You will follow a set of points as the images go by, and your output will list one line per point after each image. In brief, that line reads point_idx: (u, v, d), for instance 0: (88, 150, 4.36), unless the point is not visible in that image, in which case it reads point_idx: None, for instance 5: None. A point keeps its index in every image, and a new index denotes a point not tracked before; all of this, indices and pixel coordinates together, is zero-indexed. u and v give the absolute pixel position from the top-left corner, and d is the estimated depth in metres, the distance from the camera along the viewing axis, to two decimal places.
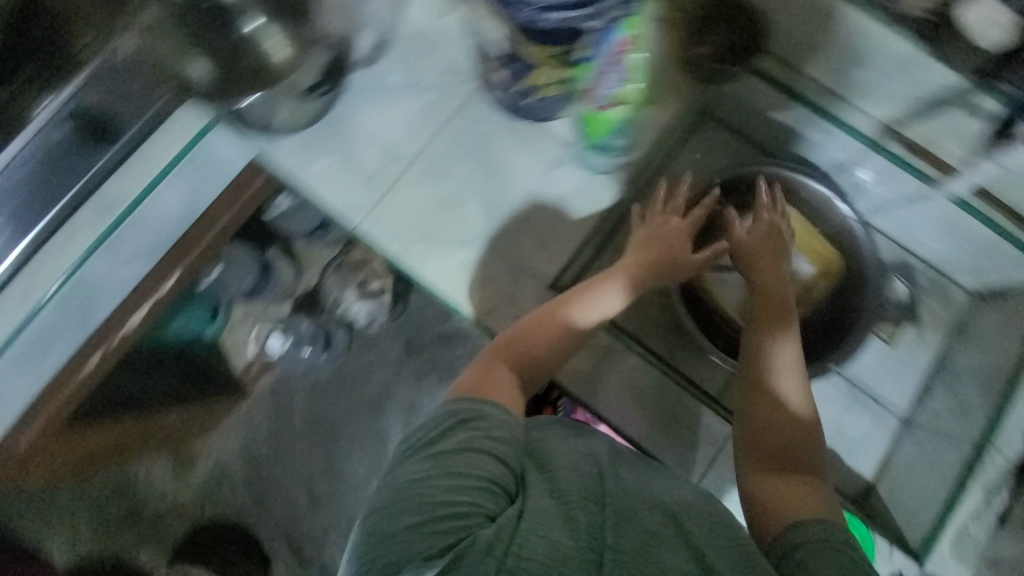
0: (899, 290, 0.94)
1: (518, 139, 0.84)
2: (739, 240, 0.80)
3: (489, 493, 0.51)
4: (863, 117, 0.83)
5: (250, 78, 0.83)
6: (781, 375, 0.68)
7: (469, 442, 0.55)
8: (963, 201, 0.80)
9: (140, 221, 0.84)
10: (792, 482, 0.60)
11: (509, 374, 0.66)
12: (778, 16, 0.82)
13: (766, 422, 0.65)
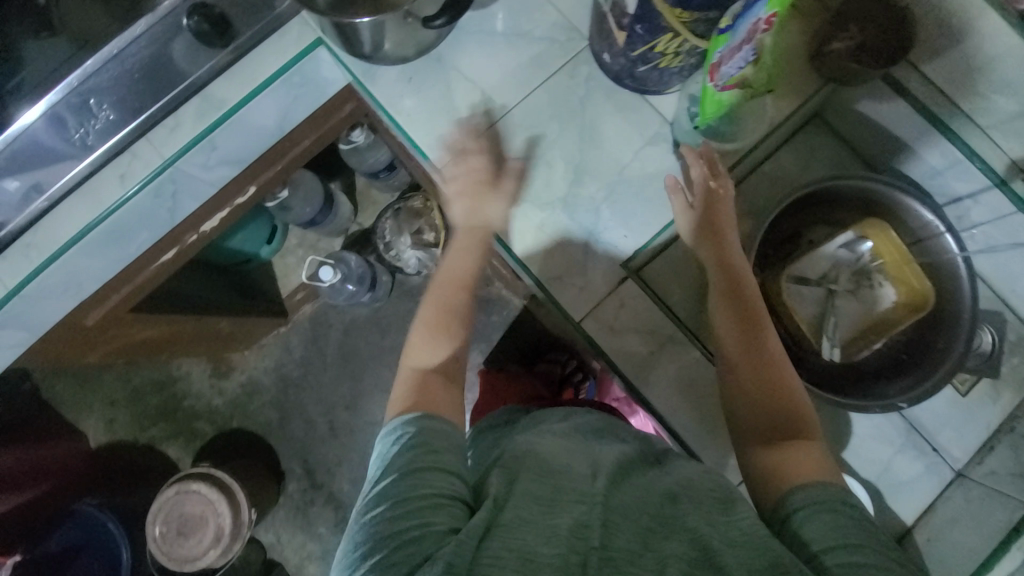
0: (984, 342, 0.86)
1: (619, 108, 0.82)
2: (687, 221, 0.76)
3: (443, 506, 0.51)
4: (994, 151, 0.79)
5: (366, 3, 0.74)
6: (757, 346, 0.66)
7: (412, 466, 0.54)
8: None
9: (233, 129, 0.87)
10: (787, 449, 0.57)
11: (441, 378, 0.65)
12: (924, 26, 0.78)
13: (750, 400, 0.63)
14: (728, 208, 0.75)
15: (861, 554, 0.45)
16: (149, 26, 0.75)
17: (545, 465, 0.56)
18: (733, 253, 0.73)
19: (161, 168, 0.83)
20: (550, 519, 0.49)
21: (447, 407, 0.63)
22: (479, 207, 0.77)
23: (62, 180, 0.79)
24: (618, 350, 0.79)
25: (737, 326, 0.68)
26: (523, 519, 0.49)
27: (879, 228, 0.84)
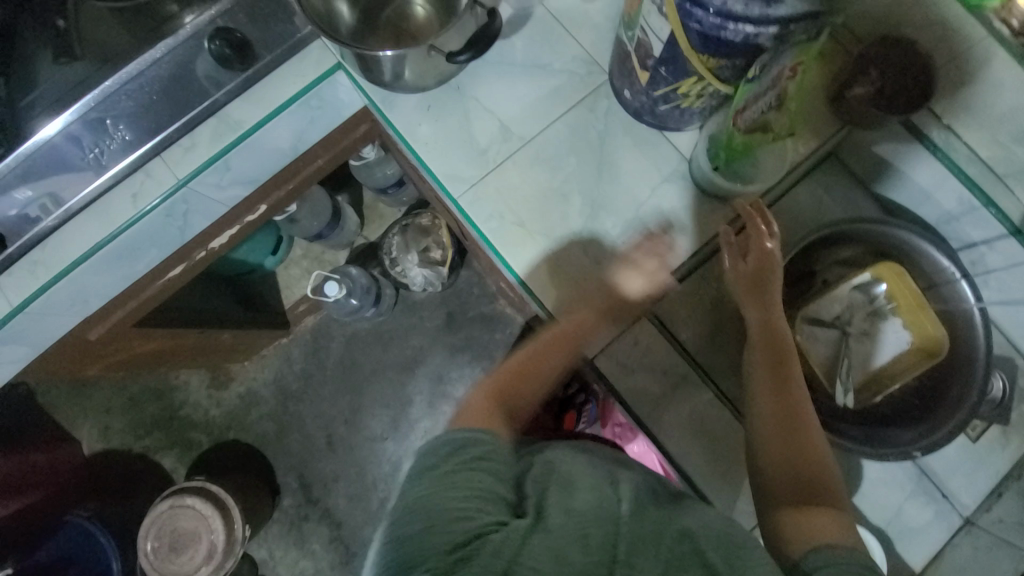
0: (995, 388, 0.86)
1: (637, 144, 0.82)
2: (736, 277, 0.75)
3: (493, 503, 0.53)
4: (1011, 201, 0.79)
5: (390, 36, 0.78)
6: (797, 412, 0.67)
7: (467, 466, 0.55)
8: None
9: (250, 149, 0.87)
10: (815, 513, 0.57)
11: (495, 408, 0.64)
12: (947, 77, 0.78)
13: (782, 460, 0.64)
14: (774, 272, 0.74)
15: None
16: (169, 49, 0.75)
17: (570, 476, 0.57)
18: (778, 316, 0.73)
19: (175, 188, 0.82)
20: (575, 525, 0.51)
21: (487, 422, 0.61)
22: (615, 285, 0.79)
23: (77, 197, 0.78)
24: (630, 389, 0.78)
25: (776, 390, 0.69)
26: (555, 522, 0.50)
27: (896, 269, 0.83)
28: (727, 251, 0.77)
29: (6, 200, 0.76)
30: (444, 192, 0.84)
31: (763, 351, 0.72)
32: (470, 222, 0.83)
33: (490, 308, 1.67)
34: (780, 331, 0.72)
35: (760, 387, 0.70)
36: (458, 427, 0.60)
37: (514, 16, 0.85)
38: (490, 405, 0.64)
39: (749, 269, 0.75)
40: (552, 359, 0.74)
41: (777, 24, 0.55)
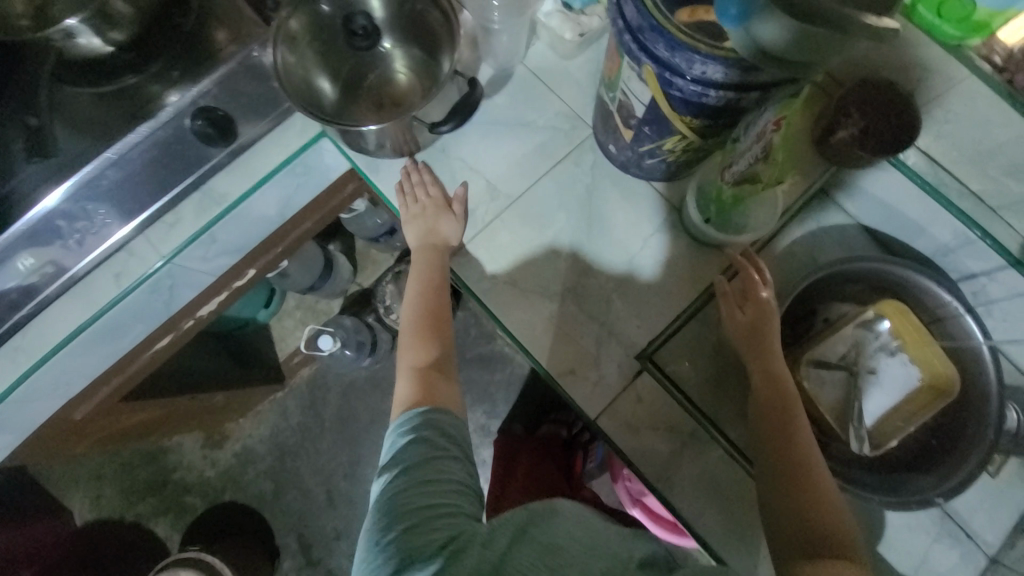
0: (1010, 421, 0.82)
1: (624, 196, 0.82)
2: (733, 329, 0.73)
3: (465, 494, 0.62)
4: (1010, 233, 0.79)
5: (373, 103, 0.78)
6: (810, 467, 0.65)
7: (440, 452, 0.64)
8: None
9: (236, 221, 0.87)
10: (830, 568, 0.58)
11: (437, 372, 0.73)
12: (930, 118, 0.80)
13: (794, 516, 0.63)
14: (771, 324, 0.72)
15: None
16: (151, 131, 0.73)
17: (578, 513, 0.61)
18: (781, 366, 0.71)
19: (159, 267, 0.82)
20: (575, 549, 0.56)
21: (447, 398, 0.71)
22: (433, 226, 0.78)
23: (82, 262, 0.77)
24: (635, 449, 0.75)
25: (784, 445, 0.67)
26: (554, 544, 0.56)
27: (899, 306, 0.82)
28: (724, 301, 0.75)
29: (3, 272, 0.71)
30: None
31: (771, 406, 0.69)
32: (463, 284, 0.81)
33: (488, 347, 1.57)
34: (786, 387, 0.70)
35: (771, 443, 0.68)
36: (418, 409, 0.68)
37: (497, 78, 0.86)
38: (428, 371, 0.72)
39: (748, 319, 0.72)
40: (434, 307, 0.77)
41: (757, 89, 0.54)
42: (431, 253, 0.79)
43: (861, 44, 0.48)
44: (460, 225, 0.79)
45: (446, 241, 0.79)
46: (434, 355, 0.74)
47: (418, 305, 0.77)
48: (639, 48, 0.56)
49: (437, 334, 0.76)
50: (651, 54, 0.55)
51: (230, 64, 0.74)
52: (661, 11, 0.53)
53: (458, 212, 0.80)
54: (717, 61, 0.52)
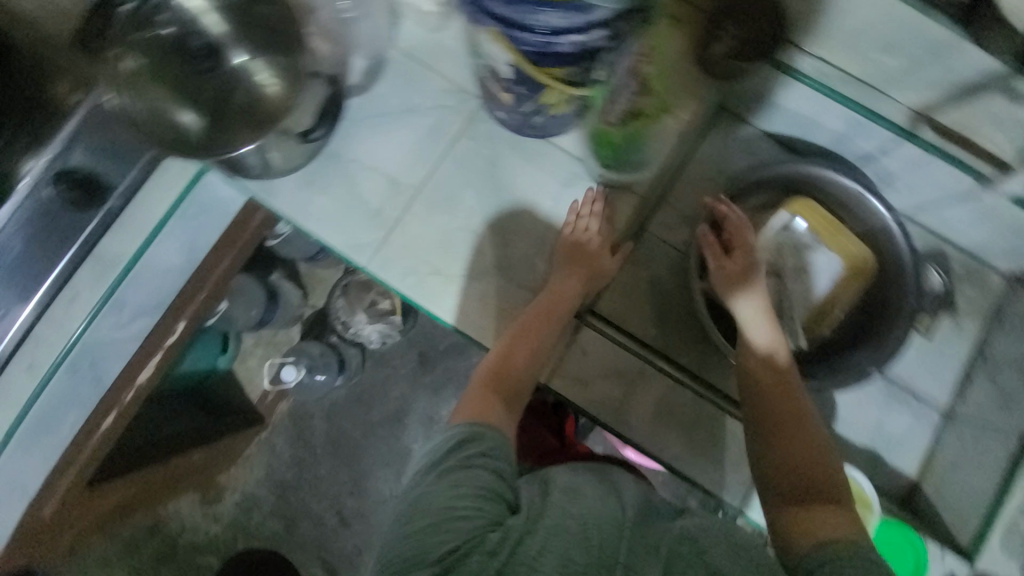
0: (934, 282, 0.89)
1: (526, 159, 0.81)
2: (718, 275, 0.77)
3: (492, 501, 0.53)
4: (893, 106, 0.80)
5: (240, 118, 0.70)
6: (793, 421, 0.65)
7: (468, 461, 0.56)
8: (1017, 197, 0.76)
9: (143, 280, 0.83)
10: (817, 511, 0.57)
11: (499, 400, 0.66)
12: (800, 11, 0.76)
13: (785, 463, 0.62)
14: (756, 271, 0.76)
15: None
16: (17, 206, 0.71)
17: (574, 489, 0.56)
18: (766, 308, 0.73)
19: (70, 345, 0.78)
20: (578, 529, 0.50)
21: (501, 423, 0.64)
22: (589, 256, 0.77)
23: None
24: (590, 400, 0.77)
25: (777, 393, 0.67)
26: (556, 527, 0.50)
27: (808, 201, 0.86)
28: (709, 251, 0.78)
29: None
30: (351, 263, 0.81)
31: (758, 366, 0.70)
32: (387, 286, 0.80)
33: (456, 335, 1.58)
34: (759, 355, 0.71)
35: (759, 403, 0.67)
36: (461, 420, 0.62)
37: (370, 70, 0.82)
38: (491, 390, 0.66)
39: (734, 264, 0.76)
40: (540, 336, 0.73)
41: (601, 26, 0.53)
42: (572, 277, 0.76)
43: None
44: (614, 265, 0.79)
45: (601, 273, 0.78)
46: (502, 379, 0.68)
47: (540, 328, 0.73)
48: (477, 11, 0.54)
49: (531, 363, 0.71)
50: (490, 12, 0.53)
51: (82, 115, 0.72)
52: None
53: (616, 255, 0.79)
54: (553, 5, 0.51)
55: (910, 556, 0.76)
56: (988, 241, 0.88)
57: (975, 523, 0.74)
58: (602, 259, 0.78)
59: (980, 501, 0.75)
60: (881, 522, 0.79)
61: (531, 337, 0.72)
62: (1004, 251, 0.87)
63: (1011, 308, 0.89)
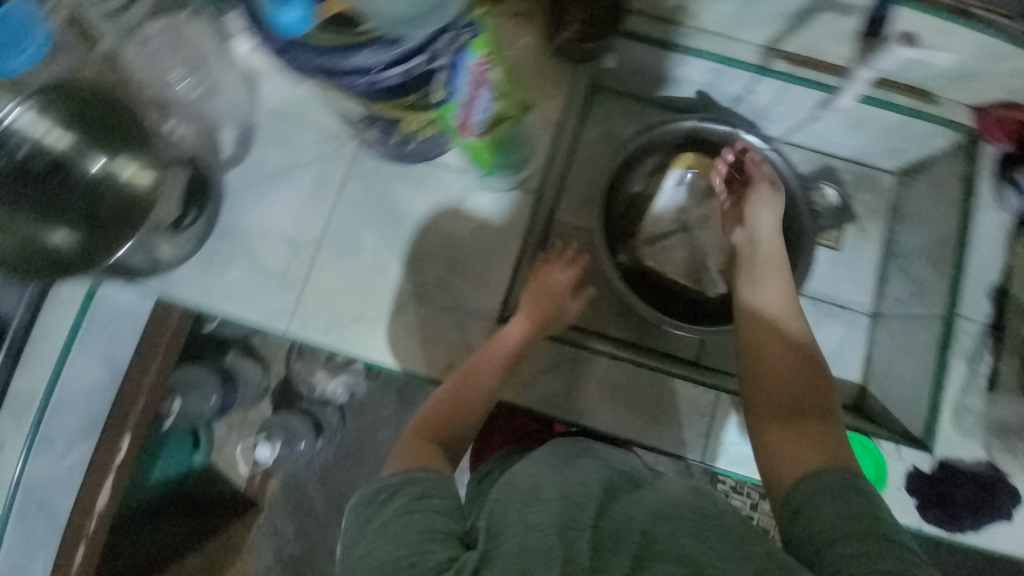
0: (830, 196, 0.95)
1: (417, 185, 0.82)
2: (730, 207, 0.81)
3: (439, 541, 0.46)
4: (745, 47, 0.85)
5: (121, 221, 0.70)
6: (795, 345, 0.64)
7: (407, 507, 0.49)
8: (874, 99, 0.83)
9: (65, 408, 0.82)
10: (807, 431, 0.57)
11: (442, 445, 0.61)
12: None
13: (779, 388, 0.61)
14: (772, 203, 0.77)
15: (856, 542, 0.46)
16: None
17: (533, 485, 0.48)
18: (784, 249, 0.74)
19: (13, 492, 0.76)
20: (541, 541, 0.43)
21: (437, 458, 0.58)
22: (544, 287, 0.77)
23: None
24: (539, 399, 0.78)
25: (778, 326, 0.66)
26: (516, 546, 0.43)
27: (695, 155, 0.89)
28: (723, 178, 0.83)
29: None
30: (272, 332, 0.79)
31: (757, 300, 0.69)
32: (314, 345, 0.79)
33: None
34: (756, 295, 0.70)
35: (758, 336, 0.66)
36: (402, 462, 0.55)
37: (242, 138, 0.82)
38: (432, 433, 0.62)
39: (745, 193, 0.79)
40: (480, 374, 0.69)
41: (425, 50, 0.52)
42: (535, 303, 0.76)
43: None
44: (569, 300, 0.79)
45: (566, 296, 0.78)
46: (442, 428, 0.63)
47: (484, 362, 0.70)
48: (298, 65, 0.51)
49: (475, 411, 0.66)
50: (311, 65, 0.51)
51: None
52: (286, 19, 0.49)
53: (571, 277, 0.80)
54: (368, 44, 0.50)
55: (867, 457, 0.76)
56: (867, 146, 0.94)
57: (923, 410, 0.78)
58: (559, 289, 0.78)
59: (924, 388, 0.79)
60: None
61: (479, 378, 0.69)
62: (889, 152, 0.93)
63: (907, 201, 0.95)
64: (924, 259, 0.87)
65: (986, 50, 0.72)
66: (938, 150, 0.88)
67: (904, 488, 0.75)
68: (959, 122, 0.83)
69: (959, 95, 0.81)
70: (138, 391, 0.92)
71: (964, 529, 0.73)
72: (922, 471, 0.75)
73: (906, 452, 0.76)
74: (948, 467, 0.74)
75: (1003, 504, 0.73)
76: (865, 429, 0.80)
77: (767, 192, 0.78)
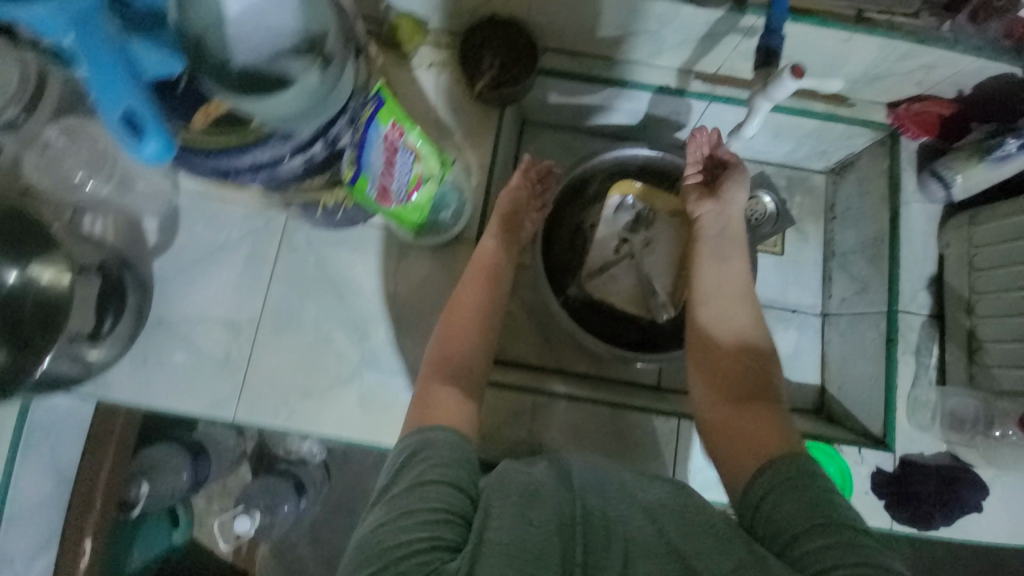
0: (766, 204, 0.94)
1: (353, 248, 0.80)
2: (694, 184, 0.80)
3: (450, 524, 0.46)
4: (661, 71, 0.85)
5: (39, 328, 0.63)
6: (735, 335, 0.66)
7: (423, 476, 0.50)
8: (786, 109, 0.85)
9: (13, 527, 0.78)
10: (756, 415, 0.58)
11: (450, 388, 0.61)
12: (542, 21, 0.80)
13: (727, 368, 0.63)
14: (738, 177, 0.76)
15: (829, 532, 0.45)
16: None
17: (531, 485, 0.49)
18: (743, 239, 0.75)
19: None
20: (538, 538, 0.43)
21: (452, 410, 0.58)
22: (508, 196, 0.78)
23: None
24: (502, 451, 0.77)
25: (727, 310, 0.68)
26: (512, 539, 0.43)
27: (631, 182, 0.89)
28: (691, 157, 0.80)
29: None
30: (220, 420, 0.77)
31: (699, 293, 0.70)
32: (263, 427, 0.76)
33: None
34: (699, 286, 0.71)
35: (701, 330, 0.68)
36: (418, 426, 0.56)
37: (166, 225, 0.79)
38: (444, 372, 0.62)
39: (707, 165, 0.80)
40: (472, 299, 0.69)
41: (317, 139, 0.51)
42: (502, 215, 0.77)
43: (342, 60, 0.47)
44: (514, 187, 0.79)
45: (517, 193, 0.78)
46: (454, 371, 0.63)
47: (473, 289, 0.70)
48: (192, 166, 0.50)
49: (478, 338, 0.67)
50: (202, 166, 0.50)
51: None
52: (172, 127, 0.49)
53: (531, 177, 0.81)
54: (256, 143, 0.49)
55: (833, 467, 0.75)
56: (793, 150, 0.96)
57: (882, 409, 0.79)
58: (518, 192, 0.79)
59: (879, 387, 0.80)
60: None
61: (465, 297, 0.69)
62: (816, 154, 0.96)
63: (840, 199, 0.97)
64: (862, 257, 0.88)
65: (890, 52, 0.73)
66: (860, 146, 0.90)
67: (872, 491, 0.76)
68: (873, 120, 0.85)
69: (872, 96, 0.83)
70: (93, 493, 0.89)
71: (937, 525, 0.74)
72: (886, 471, 0.76)
73: (869, 454, 0.77)
74: (910, 465, 0.75)
75: (971, 497, 0.74)
76: (827, 436, 0.80)
77: (742, 176, 0.76)
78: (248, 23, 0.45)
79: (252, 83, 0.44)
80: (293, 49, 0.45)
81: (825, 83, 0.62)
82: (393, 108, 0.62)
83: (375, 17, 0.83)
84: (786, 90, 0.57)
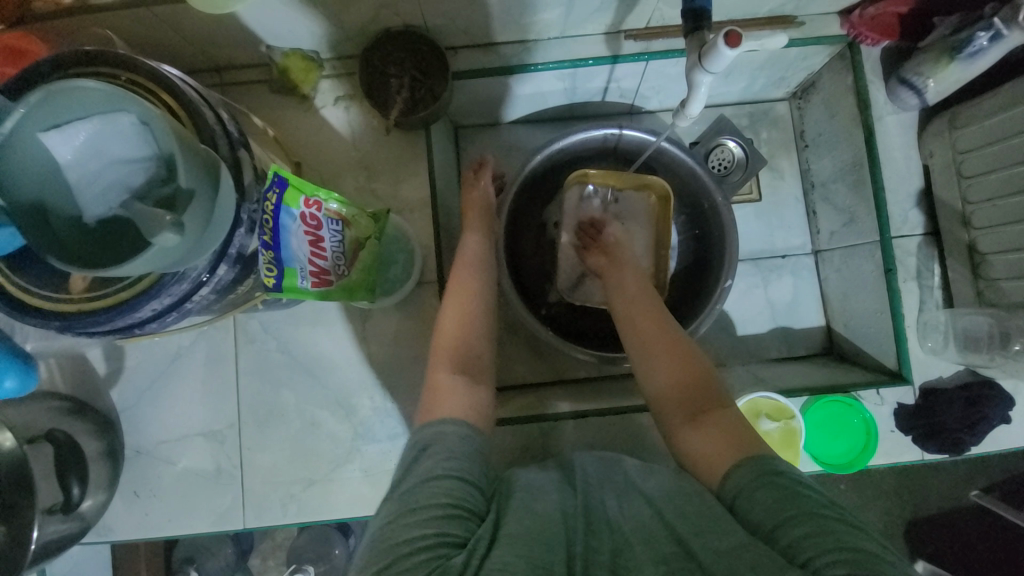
0: (733, 151, 0.87)
1: (313, 323, 0.75)
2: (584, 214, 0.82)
3: (458, 519, 0.45)
4: (586, 40, 0.75)
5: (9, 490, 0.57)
6: (668, 338, 0.61)
7: (434, 469, 0.48)
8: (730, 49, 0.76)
9: None
10: (710, 426, 0.52)
11: (454, 377, 0.58)
12: (437, 23, 0.69)
13: (675, 372, 0.57)
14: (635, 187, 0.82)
15: (811, 523, 0.40)
16: None
17: (534, 483, 0.51)
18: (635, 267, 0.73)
19: None
20: (546, 528, 0.44)
21: (464, 403, 0.55)
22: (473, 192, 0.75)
23: None
24: None
25: (654, 318, 0.63)
26: (520, 530, 0.44)
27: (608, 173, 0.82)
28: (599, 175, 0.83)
29: None
30: (232, 530, 0.74)
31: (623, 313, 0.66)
32: (277, 527, 0.74)
33: None
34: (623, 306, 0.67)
35: (638, 337, 0.62)
36: (429, 422, 0.54)
37: (111, 352, 0.74)
38: (458, 359, 0.60)
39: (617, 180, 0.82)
40: (469, 286, 0.65)
41: (221, 259, 0.48)
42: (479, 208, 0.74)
43: (205, 171, 0.43)
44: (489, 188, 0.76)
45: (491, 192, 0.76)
46: (461, 354, 0.60)
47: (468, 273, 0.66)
48: (92, 330, 0.46)
49: (474, 318, 0.63)
50: (101, 329, 0.45)
51: None
52: (57, 300, 0.44)
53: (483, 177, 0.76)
54: (154, 289, 0.45)
55: (856, 419, 0.72)
56: (749, 85, 0.88)
57: (892, 345, 0.75)
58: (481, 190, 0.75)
59: (885, 321, 0.76)
60: (805, 413, 0.73)
61: (459, 283, 0.65)
62: (774, 83, 0.88)
63: (808, 123, 0.89)
64: (842, 185, 0.82)
65: None
66: (819, 64, 0.82)
67: (899, 428, 0.74)
68: (829, 34, 0.75)
69: (821, 9, 0.74)
70: None
71: (968, 447, 0.72)
72: (907, 405, 0.74)
73: (888, 393, 0.74)
74: (930, 394, 0.73)
75: (999, 411, 0.72)
76: (840, 383, 0.76)
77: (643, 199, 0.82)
78: (91, 168, 0.41)
79: (118, 239, 0.42)
80: (150, 182, 0.42)
81: (766, 42, 0.56)
82: (300, 183, 0.52)
83: (260, 63, 0.73)
84: (723, 62, 0.55)
